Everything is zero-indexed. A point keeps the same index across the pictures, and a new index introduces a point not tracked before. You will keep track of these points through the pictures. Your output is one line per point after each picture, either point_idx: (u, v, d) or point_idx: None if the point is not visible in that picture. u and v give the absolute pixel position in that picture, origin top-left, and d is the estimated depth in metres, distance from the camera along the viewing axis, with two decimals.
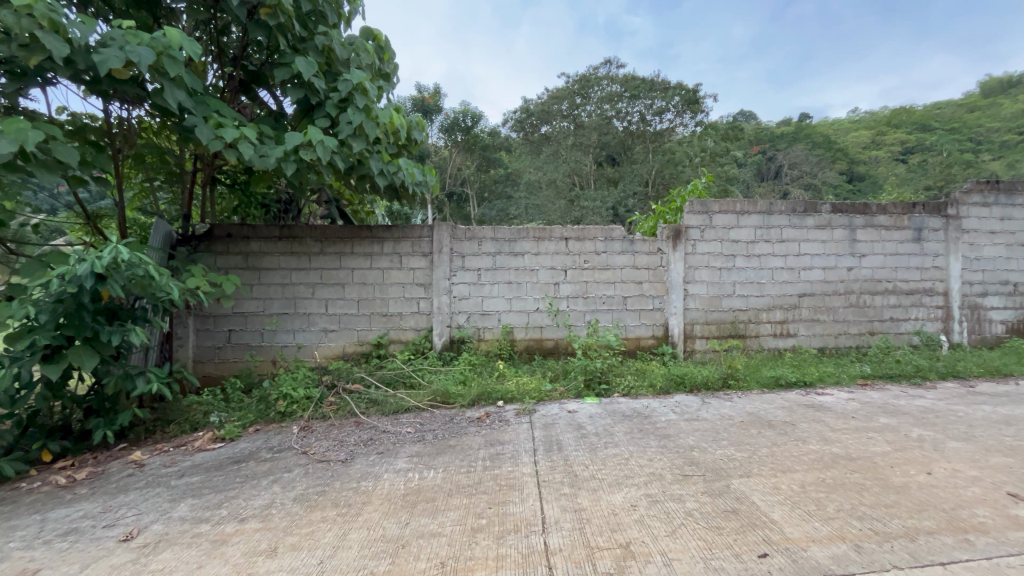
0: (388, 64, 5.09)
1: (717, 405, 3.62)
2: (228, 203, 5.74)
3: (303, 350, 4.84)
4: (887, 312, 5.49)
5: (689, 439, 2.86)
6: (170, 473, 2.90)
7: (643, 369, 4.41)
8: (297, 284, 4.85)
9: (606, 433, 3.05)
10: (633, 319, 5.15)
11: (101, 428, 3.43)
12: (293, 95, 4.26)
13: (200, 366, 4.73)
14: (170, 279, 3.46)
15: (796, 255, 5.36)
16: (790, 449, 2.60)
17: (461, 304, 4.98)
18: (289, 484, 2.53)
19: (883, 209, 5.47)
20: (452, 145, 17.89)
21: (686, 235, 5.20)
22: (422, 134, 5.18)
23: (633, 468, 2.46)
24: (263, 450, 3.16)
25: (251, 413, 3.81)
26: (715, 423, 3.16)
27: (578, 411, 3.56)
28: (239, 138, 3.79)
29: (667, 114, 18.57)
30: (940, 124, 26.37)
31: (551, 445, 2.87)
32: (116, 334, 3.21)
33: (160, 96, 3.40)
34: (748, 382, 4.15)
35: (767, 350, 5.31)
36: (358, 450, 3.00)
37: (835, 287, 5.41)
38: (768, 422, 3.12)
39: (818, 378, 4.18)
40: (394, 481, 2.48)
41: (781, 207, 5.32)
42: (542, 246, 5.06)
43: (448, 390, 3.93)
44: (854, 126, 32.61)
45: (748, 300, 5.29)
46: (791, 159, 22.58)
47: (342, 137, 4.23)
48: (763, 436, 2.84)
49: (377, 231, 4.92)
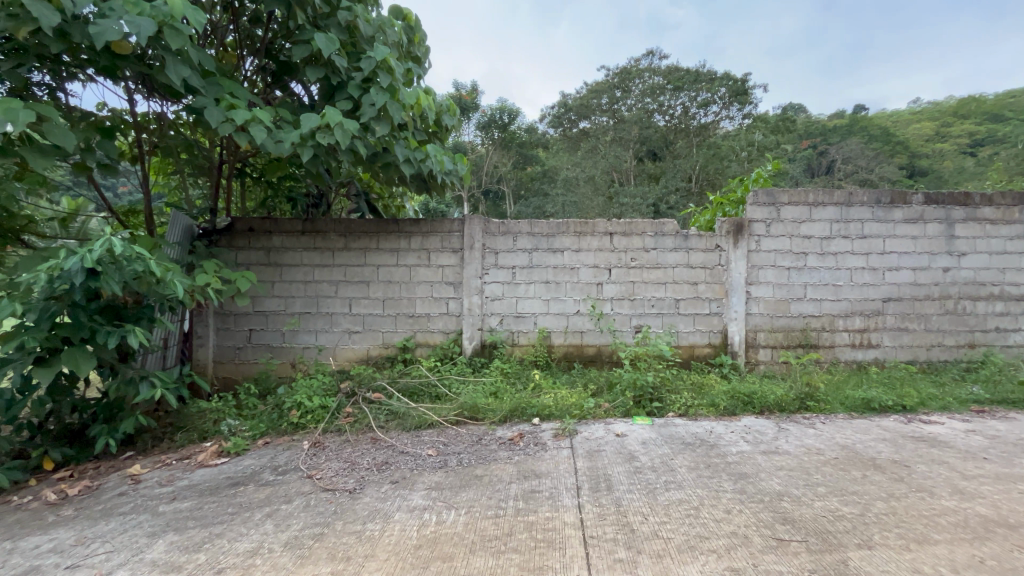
0: (418, 46, 4.68)
1: (797, 433, 3.00)
2: (256, 196, 5.53)
3: (324, 352, 4.50)
4: (992, 321, 4.64)
5: (773, 482, 2.28)
6: (160, 496, 2.56)
7: (701, 384, 3.80)
8: (319, 282, 4.51)
9: (665, 468, 2.50)
10: (686, 324, 4.54)
11: (102, 435, 3.16)
12: (312, 74, 3.89)
13: (221, 367, 4.47)
14: (176, 275, 3.18)
15: (880, 253, 4.60)
16: (919, 507, 2.00)
17: (494, 305, 4.52)
18: (284, 521, 2.14)
19: (989, 199, 4.63)
20: (490, 143, 17.89)
21: (749, 229, 4.53)
22: (453, 120, 4.75)
23: (707, 524, 1.92)
24: (267, 470, 2.79)
25: (262, 423, 3.48)
26: (802, 459, 2.56)
27: (627, 435, 3.02)
28: (252, 120, 3.43)
29: (713, 106, 17.62)
30: (1016, 112, 24.01)
31: (598, 482, 2.35)
32: (114, 336, 2.92)
33: (162, 74, 3.10)
34: (831, 404, 3.48)
35: (845, 364, 4.58)
36: (369, 476, 2.57)
37: (927, 291, 4.62)
38: (871, 462, 2.50)
39: (920, 402, 3.46)
40: (408, 525, 2.04)
41: (863, 197, 4.57)
42: (583, 242, 4.53)
43: (476, 404, 3.46)
44: (919, 116, 30.14)
45: (821, 305, 4.57)
46: (846, 153, 20.93)
47: (364, 120, 3.83)
48: (874, 484, 2.23)
49: (404, 224, 4.52)
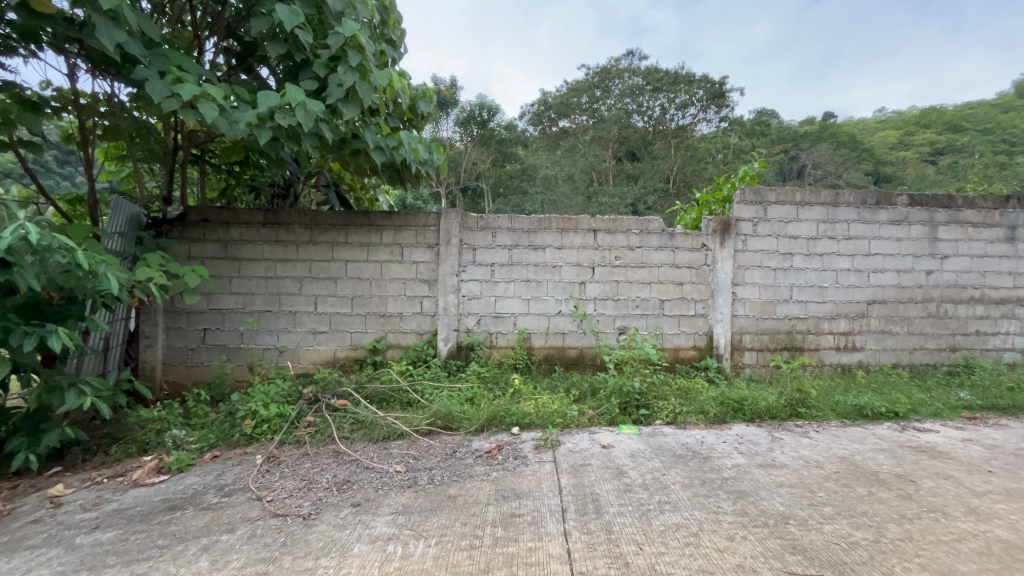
0: (393, 29, 4.34)
1: (792, 443, 2.83)
2: (217, 185, 5.13)
3: (286, 354, 4.15)
4: (973, 325, 4.61)
5: (776, 501, 2.08)
6: (81, 524, 2.21)
7: (688, 389, 3.61)
8: (282, 278, 4.16)
9: (657, 485, 2.28)
10: (672, 326, 4.36)
11: (21, 450, 2.76)
12: (273, 50, 3.52)
13: (170, 371, 4.07)
14: (110, 268, 2.81)
15: (865, 255, 4.51)
16: (935, 531, 1.83)
17: (471, 305, 4.25)
18: (222, 557, 1.84)
19: (971, 202, 4.58)
20: (469, 138, 17.29)
21: (736, 228, 4.37)
22: (429, 108, 4.43)
23: (709, 555, 1.71)
24: (212, 490, 2.47)
25: (212, 434, 3.13)
26: (802, 474, 2.38)
27: (614, 447, 2.80)
28: (201, 96, 3.07)
29: (691, 108, 17.66)
30: (974, 123, 24.98)
31: (585, 504, 2.11)
32: (30, 338, 2.53)
33: (93, 37, 2.73)
34: (823, 411, 3.33)
35: (829, 367, 4.48)
36: (328, 498, 2.28)
37: (911, 294, 4.55)
38: (875, 476, 2.34)
39: (912, 409, 3.35)
40: (368, 561, 1.76)
41: (849, 197, 4.46)
42: (566, 239, 4.29)
43: (450, 412, 3.18)
44: (884, 125, 31.09)
45: (807, 308, 4.46)
46: (816, 158, 21.28)
47: (331, 102, 3.51)
48: (883, 503, 2.05)
49: (376, 217, 4.20)
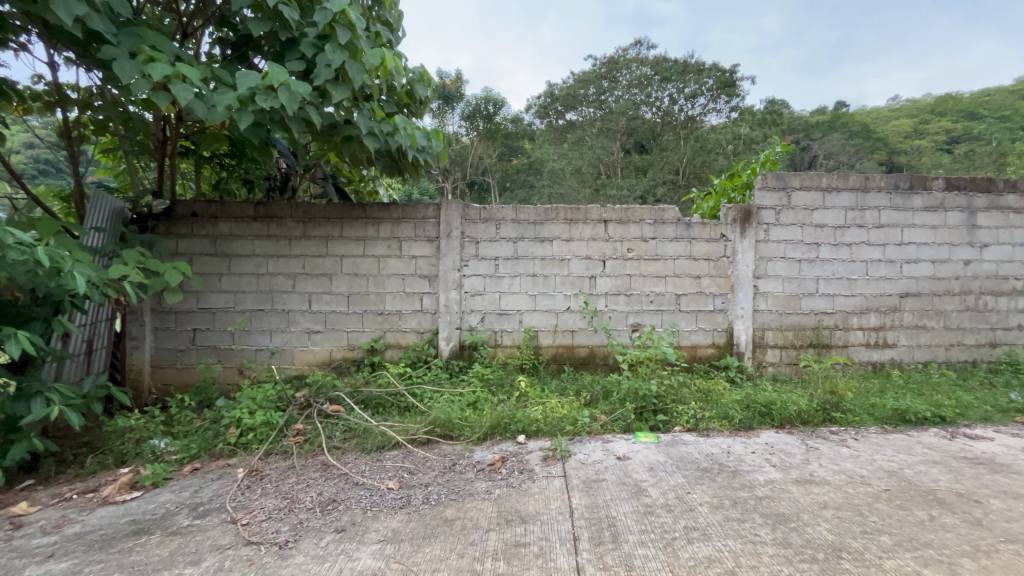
0: (390, 10, 4.06)
1: (830, 454, 2.54)
2: (210, 178, 4.90)
3: (279, 356, 3.92)
4: (1015, 319, 4.26)
5: (823, 529, 1.80)
6: (35, 552, 1.97)
7: (709, 390, 3.32)
8: (274, 275, 3.91)
9: (682, 506, 2.01)
10: (689, 322, 4.07)
11: None
12: (257, 29, 3.24)
13: (159, 373, 3.86)
14: (77, 266, 2.55)
15: (898, 244, 4.16)
16: (1020, 569, 1.54)
17: (473, 302, 3.98)
18: None
19: (1013, 186, 4.22)
20: (475, 133, 17.06)
21: (758, 217, 4.05)
22: (428, 92, 4.13)
23: None
24: (185, 510, 2.23)
25: (193, 443, 2.90)
26: (847, 492, 2.09)
27: (631, 459, 2.53)
28: (175, 78, 2.81)
29: (701, 99, 17.16)
30: (993, 110, 24.17)
31: (601, 531, 1.84)
32: None
33: (51, 11, 2.47)
34: (860, 417, 3.02)
35: (859, 364, 4.16)
36: (310, 521, 2.03)
37: (948, 286, 4.21)
38: (932, 495, 2.04)
39: (959, 414, 3.03)
40: None
41: (880, 182, 4.11)
42: (574, 231, 4.00)
43: (450, 420, 2.92)
44: (898, 113, 30.29)
45: (834, 302, 4.13)
46: (829, 148, 20.65)
47: (319, 83, 3.23)
48: (949, 531, 1.77)
49: (372, 209, 3.94)
